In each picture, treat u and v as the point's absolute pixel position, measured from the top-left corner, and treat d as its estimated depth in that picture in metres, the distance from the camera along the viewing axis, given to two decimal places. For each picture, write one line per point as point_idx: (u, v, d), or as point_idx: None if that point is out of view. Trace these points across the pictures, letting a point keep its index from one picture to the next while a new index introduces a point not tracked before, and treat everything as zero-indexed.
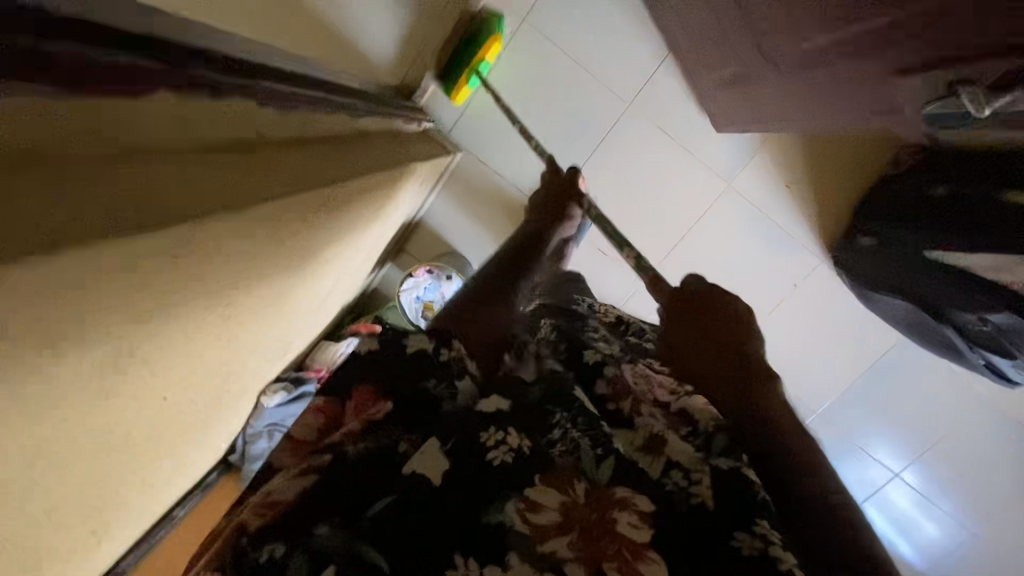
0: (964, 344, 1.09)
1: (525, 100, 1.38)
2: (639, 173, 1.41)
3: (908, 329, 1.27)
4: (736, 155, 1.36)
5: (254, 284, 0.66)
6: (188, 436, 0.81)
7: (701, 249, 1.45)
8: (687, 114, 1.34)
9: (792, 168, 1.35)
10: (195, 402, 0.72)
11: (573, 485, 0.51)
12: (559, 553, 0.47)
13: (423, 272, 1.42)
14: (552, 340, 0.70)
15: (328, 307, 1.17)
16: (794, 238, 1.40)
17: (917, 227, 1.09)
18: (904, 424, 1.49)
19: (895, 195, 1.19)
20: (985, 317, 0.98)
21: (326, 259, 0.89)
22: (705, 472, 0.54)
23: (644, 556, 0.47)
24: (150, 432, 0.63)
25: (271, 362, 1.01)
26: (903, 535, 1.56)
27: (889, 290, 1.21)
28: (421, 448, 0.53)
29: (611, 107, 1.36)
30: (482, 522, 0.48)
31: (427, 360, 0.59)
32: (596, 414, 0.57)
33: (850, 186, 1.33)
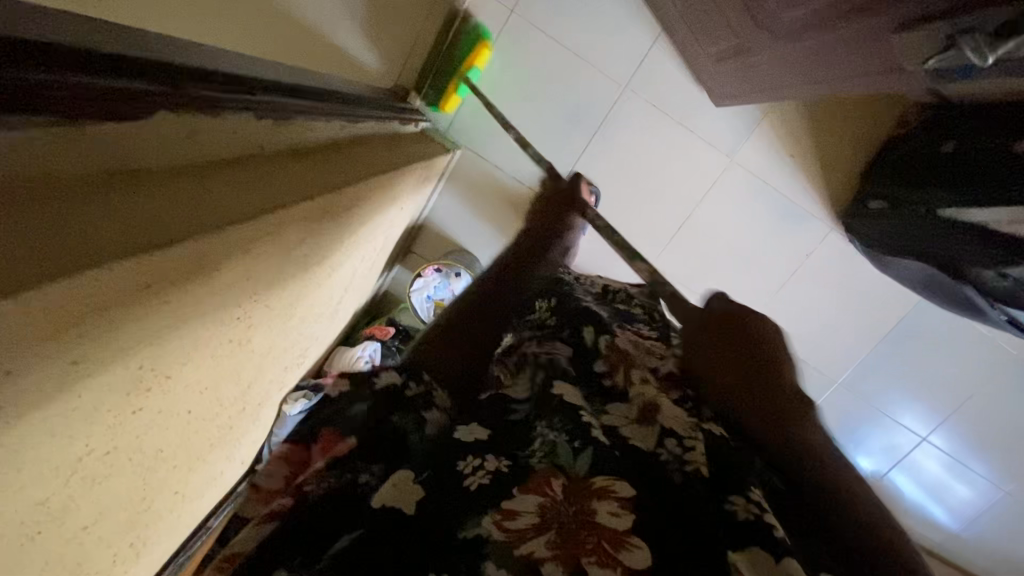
0: (984, 302, 1.05)
1: (520, 93, 1.38)
2: (639, 153, 1.40)
3: (928, 290, 1.24)
4: (739, 128, 1.35)
5: (267, 294, 0.67)
6: (212, 459, 0.81)
7: (709, 228, 1.43)
8: (686, 91, 1.33)
9: (797, 135, 1.33)
10: (220, 414, 0.73)
11: (550, 485, 0.50)
12: (536, 555, 0.45)
13: (432, 271, 1.40)
14: (553, 328, 0.76)
15: (342, 311, 1.18)
16: (805, 207, 1.38)
17: (933, 186, 1.06)
18: (930, 386, 1.47)
19: (909, 154, 1.17)
20: (1003, 272, 0.92)
21: (335, 264, 0.89)
22: (699, 439, 0.53)
23: (624, 543, 0.45)
24: (178, 446, 0.64)
25: (289, 373, 1.02)
26: (937, 501, 1.54)
27: (904, 254, 1.17)
28: (393, 480, 0.53)
29: (608, 91, 1.35)
30: (456, 540, 0.48)
31: (394, 396, 0.62)
32: (575, 404, 0.57)
33: (854, 150, 1.32)
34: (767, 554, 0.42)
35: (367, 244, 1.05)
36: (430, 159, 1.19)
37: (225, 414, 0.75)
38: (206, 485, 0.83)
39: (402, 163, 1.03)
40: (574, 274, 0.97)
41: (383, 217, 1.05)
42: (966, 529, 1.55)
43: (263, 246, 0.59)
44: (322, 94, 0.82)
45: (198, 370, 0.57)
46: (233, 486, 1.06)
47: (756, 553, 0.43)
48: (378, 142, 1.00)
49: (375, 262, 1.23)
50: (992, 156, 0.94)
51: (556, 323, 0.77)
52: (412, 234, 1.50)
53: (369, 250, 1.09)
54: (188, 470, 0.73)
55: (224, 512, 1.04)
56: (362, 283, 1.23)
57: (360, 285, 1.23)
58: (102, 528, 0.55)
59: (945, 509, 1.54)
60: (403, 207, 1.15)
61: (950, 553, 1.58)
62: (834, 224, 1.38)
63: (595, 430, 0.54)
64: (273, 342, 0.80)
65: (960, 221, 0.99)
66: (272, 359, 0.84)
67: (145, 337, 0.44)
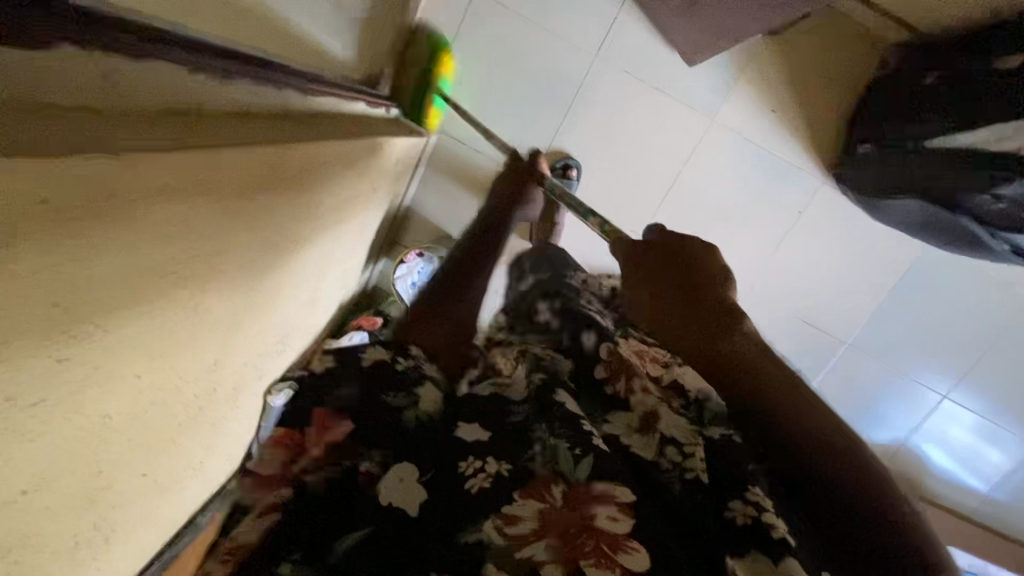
0: (985, 232, 0.98)
1: (489, 69, 1.36)
2: (618, 124, 1.36)
3: (928, 232, 1.18)
4: (716, 88, 1.32)
5: (213, 251, 0.65)
6: (181, 442, 0.78)
7: (691, 191, 1.39)
8: (658, 54, 1.31)
9: (775, 88, 1.30)
10: (182, 389, 0.70)
11: (550, 492, 0.48)
12: (536, 559, 0.43)
13: (414, 256, 1.40)
14: (558, 334, 0.69)
15: (322, 297, 1.16)
16: (791, 163, 1.34)
17: (915, 120, 1.03)
18: (946, 343, 1.40)
19: (890, 93, 1.13)
20: (997, 193, 0.87)
21: (298, 237, 0.87)
22: (699, 444, 0.52)
23: (623, 546, 0.43)
24: (130, 417, 0.61)
25: (269, 360, 1.00)
26: (962, 466, 1.48)
27: (896, 194, 1.10)
28: (399, 475, 0.52)
29: (579, 63, 1.33)
30: (458, 546, 0.45)
31: (382, 371, 0.64)
32: (578, 413, 0.55)
33: (834, 96, 1.28)
34: (767, 558, 0.43)
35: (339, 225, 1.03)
36: (400, 141, 1.17)
37: (191, 389, 0.73)
38: (178, 471, 0.80)
39: (366, 138, 1.01)
40: (577, 273, 0.88)
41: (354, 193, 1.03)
42: (996, 488, 1.48)
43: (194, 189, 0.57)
44: (270, 61, 0.80)
45: (138, 325, 0.55)
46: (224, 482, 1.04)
47: (758, 560, 0.43)
48: (339, 119, 0.99)
49: (355, 249, 1.21)
50: (981, 79, 0.92)
51: (560, 327, 0.69)
52: (394, 226, 1.48)
53: (346, 230, 1.07)
54: (156, 447, 0.70)
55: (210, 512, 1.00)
56: (342, 269, 1.21)
57: (340, 272, 1.21)
58: (50, 500, 0.52)
59: (974, 470, 1.47)
60: (376, 188, 1.14)
61: (987, 516, 1.51)
62: (825, 177, 1.34)
63: (595, 438, 0.52)
64: (241, 313, 0.78)
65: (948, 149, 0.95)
66: (242, 335, 0.82)
67: (44, 268, 0.41)
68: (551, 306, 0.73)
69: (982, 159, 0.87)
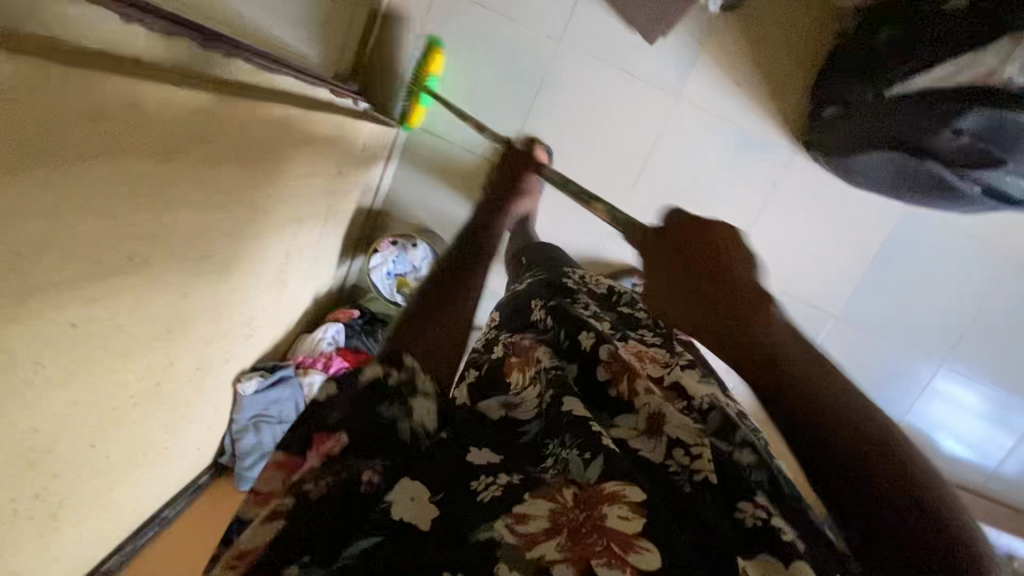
0: (954, 175, 0.96)
1: (452, 64, 1.34)
2: (586, 107, 1.34)
3: (897, 191, 1.16)
4: (681, 64, 1.30)
5: (142, 218, 0.66)
6: (116, 431, 0.78)
7: (664, 167, 1.37)
8: (623, 36, 1.29)
9: (740, 59, 1.29)
10: (124, 350, 0.73)
11: (561, 493, 0.47)
12: (548, 558, 0.43)
13: (388, 245, 1.38)
14: (552, 330, 0.66)
15: (288, 290, 1.16)
16: (762, 135, 1.33)
17: (872, 75, 1.03)
18: (939, 321, 1.39)
19: (849, 54, 1.14)
20: (958, 128, 0.86)
21: (250, 212, 0.89)
22: (707, 444, 0.50)
23: (634, 546, 0.43)
24: (57, 370, 0.63)
25: (222, 348, 1.00)
26: (959, 443, 1.47)
27: (862, 151, 1.09)
28: (409, 491, 0.47)
29: (543, 50, 1.32)
30: (472, 543, 0.44)
31: (373, 393, 0.51)
32: (588, 415, 0.52)
33: (800, 65, 1.28)
34: (776, 558, 0.43)
35: (289, 218, 1.02)
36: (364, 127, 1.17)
37: (114, 375, 0.73)
38: (115, 458, 0.80)
39: (321, 135, 1.00)
40: (576, 270, 0.89)
41: (302, 186, 1.01)
42: (1004, 461, 1.48)
43: (101, 159, 0.56)
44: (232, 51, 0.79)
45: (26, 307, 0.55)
46: (195, 477, 1.11)
47: (768, 562, 0.43)
48: (318, 119, 0.98)
49: (323, 239, 1.22)
50: (932, 22, 0.92)
51: (554, 324, 0.66)
52: (369, 222, 1.47)
53: (297, 222, 1.06)
54: (80, 433, 0.70)
55: (181, 503, 1.07)
56: (308, 263, 1.20)
57: (306, 265, 1.21)
58: None
59: (973, 441, 1.47)
60: (341, 172, 1.15)
61: (999, 491, 1.50)
62: (797, 148, 1.33)
63: (605, 437, 0.50)
64: (172, 300, 0.78)
65: (908, 93, 0.95)
66: (178, 325, 0.82)
67: None
68: (543, 306, 0.71)
69: (937, 96, 0.88)
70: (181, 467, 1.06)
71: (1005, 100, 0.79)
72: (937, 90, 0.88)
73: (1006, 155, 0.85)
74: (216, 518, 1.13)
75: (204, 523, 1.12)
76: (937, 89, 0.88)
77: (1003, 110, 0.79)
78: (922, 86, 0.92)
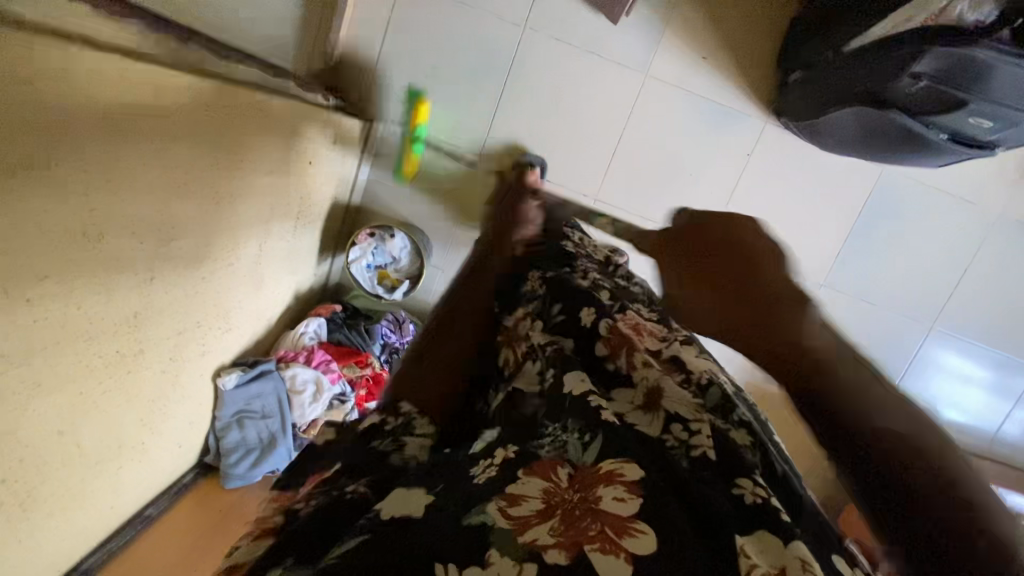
0: (921, 128, 0.98)
1: (416, 56, 1.32)
2: (556, 90, 1.34)
3: (866, 149, 1.18)
4: (646, 41, 1.31)
5: (104, 202, 0.64)
6: (83, 430, 0.75)
7: (639, 146, 1.37)
8: (586, 17, 1.29)
9: (704, 30, 1.30)
10: (96, 338, 0.71)
11: (555, 472, 0.41)
12: (540, 542, 0.35)
13: (365, 237, 1.35)
14: (546, 301, 0.64)
15: (264, 287, 1.14)
16: (732, 108, 1.33)
17: (833, 31, 1.05)
18: (922, 283, 1.41)
19: (807, 17, 1.16)
20: (915, 73, 0.88)
21: (219, 201, 0.87)
22: (705, 422, 0.46)
23: (628, 529, 0.35)
24: (26, 354, 0.61)
25: (197, 346, 0.97)
26: (954, 406, 1.47)
27: (824, 111, 1.10)
28: (407, 493, 0.40)
29: (508, 37, 1.31)
30: (458, 526, 0.36)
31: (372, 431, 0.50)
32: (585, 392, 0.48)
33: (765, 36, 1.29)
34: (776, 536, 0.36)
35: (259, 210, 1.00)
36: (334, 118, 1.16)
37: (77, 367, 0.70)
38: (82, 458, 0.77)
39: (284, 123, 0.98)
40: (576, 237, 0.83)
41: (269, 175, 0.99)
42: (1005, 424, 1.47)
43: (49, 139, 0.55)
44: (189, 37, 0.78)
45: None
46: (178, 474, 1.09)
47: (767, 538, 0.36)
48: (280, 109, 0.96)
49: (298, 234, 1.20)
50: None
51: (548, 295, 0.65)
52: (347, 219, 1.45)
53: (268, 215, 1.04)
54: (44, 429, 0.67)
55: (163, 503, 1.05)
56: (284, 259, 1.18)
57: (283, 261, 1.19)
58: None
59: (969, 404, 1.47)
60: (312, 164, 1.13)
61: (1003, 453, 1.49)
62: (767, 117, 1.34)
63: (606, 413, 0.46)
64: (136, 290, 0.75)
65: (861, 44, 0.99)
66: (146, 316, 0.80)
67: None
68: (539, 278, 0.69)
69: (893, 42, 0.89)
70: (162, 473, 1.03)
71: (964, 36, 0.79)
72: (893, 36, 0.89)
73: (964, 94, 0.86)
74: (206, 516, 1.12)
75: (193, 521, 1.10)
76: (894, 34, 0.90)
77: (968, 47, 0.79)
78: (876, 36, 0.95)
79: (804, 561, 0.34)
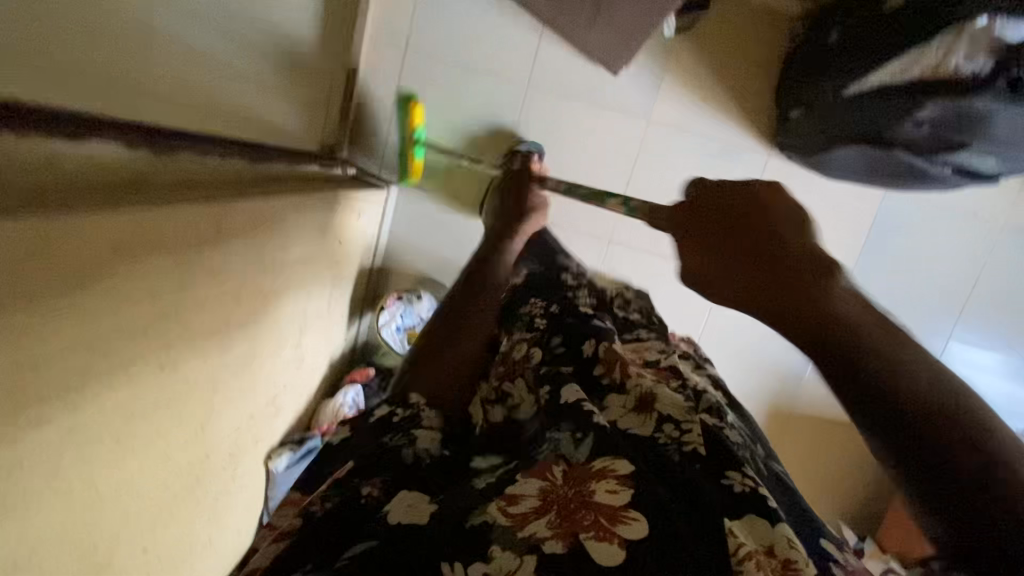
0: (924, 161, 1.02)
1: (427, 117, 1.39)
2: (560, 137, 1.39)
3: (876, 180, 1.18)
4: (645, 90, 1.37)
5: (167, 308, 0.68)
6: (157, 532, 0.77)
7: (650, 181, 1.41)
8: (587, 72, 1.36)
9: (701, 75, 1.35)
10: (166, 442, 0.74)
11: (550, 470, 0.43)
12: (539, 535, 0.37)
13: (394, 301, 1.41)
14: (546, 334, 0.63)
15: (302, 361, 1.17)
16: (736, 144, 1.38)
17: (828, 72, 1.07)
18: (952, 279, 1.39)
19: (803, 59, 1.20)
20: (917, 119, 0.91)
21: (264, 285, 0.92)
22: (696, 422, 0.49)
23: (621, 516, 0.38)
24: (106, 478, 0.63)
25: (249, 433, 1.00)
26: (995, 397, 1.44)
27: (834, 145, 1.12)
28: (400, 499, 0.41)
29: (514, 95, 1.38)
30: (464, 527, 0.38)
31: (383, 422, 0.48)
32: (577, 400, 0.49)
33: (759, 75, 1.34)
34: (765, 519, 0.39)
35: (296, 284, 1.05)
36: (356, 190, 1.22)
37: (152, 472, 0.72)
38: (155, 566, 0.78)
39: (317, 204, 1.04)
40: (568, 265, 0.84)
41: (303, 253, 1.04)
42: None
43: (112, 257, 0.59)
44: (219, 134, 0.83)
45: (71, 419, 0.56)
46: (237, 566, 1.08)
47: (757, 520, 0.39)
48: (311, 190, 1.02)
49: (330, 300, 1.24)
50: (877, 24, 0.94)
51: (547, 329, 0.64)
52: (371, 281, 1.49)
53: (304, 289, 1.08)
54: (124, 543, 0.69)
55: None
56: (317, 329, 1.22)
57: (316, 332, 1.22)
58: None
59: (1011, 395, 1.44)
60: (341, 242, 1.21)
61: None
62: (770, 150, 1.37)
63: (597, 417, 0.47)
64: (196, 390, 0.78)
65: (864, 88, 0.98)
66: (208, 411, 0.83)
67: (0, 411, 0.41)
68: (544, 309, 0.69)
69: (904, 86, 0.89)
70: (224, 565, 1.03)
71: (961, 90, 0.82)
72: (899, 82, 0.89)
73: (967, 139, 0.90)
74: None
75: None
76: (897, 82, 0.90)
77: (962, 98, 0.82)
78: (875, 82, 0.95)
79: (790, 539, 0.38)
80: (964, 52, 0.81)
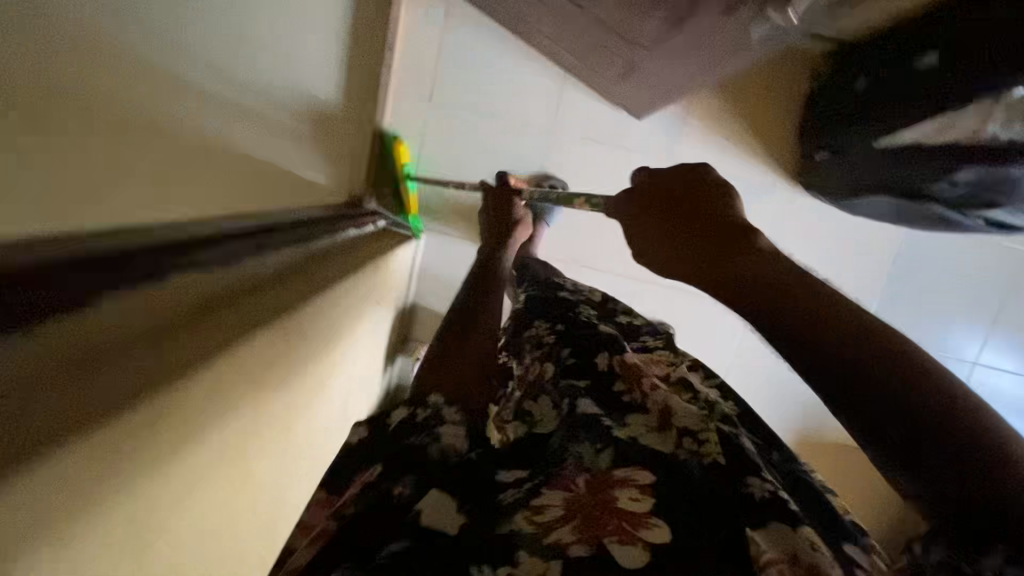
0: (955, 214, 1.07)
1: (455, 155, 1.41)
2: (586, 176, 1.44)
3: (900, 221, 1.23)
4: (667, 131, 1.41)
5: None
6: None
7: None
8: (609, 115, 1.41)
9: (721, 120, 1.39)
10: None
11: (574, 481, 0.44)
12: (563, 540, 0.39)
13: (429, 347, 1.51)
14: (555, 348, 0.65)
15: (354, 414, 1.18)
16: (761, 183, 1.40)
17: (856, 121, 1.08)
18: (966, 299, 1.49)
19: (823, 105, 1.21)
20: (955, 180, 0.95)
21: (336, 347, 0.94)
22: (713, 431, 0.47)
23: (645, 522, 0.39)
24: None
25: None
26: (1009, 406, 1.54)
27: (865, 193, 1.16)
28: (425, 497, 0.42)
29: (539, 136, 1.41)
30: (494, 533, 0.40)
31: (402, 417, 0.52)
32: (597, 414, 0.51)
33: (777, 118, 1.38)
34: (784, 523, 0.39)
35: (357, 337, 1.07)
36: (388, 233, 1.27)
37: None
38: None
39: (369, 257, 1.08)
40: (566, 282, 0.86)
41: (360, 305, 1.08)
42: None
43: None
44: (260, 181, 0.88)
45: None
46: None
47: (779, 527, 0.39)
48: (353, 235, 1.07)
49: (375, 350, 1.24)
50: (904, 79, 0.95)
51: (556, 343, 0.65)
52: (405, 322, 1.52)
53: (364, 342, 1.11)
54: None
55: None
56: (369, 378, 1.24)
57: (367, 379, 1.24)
58: None
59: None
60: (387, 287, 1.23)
61: None
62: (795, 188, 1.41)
63: (615, 430, 0.49)
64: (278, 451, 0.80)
65: (897, 144, 1.01)
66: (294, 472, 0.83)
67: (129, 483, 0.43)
68: (549, 327, 0.70)
69: (937, 152, 0.93)
70: None
71: (1004, 152, 0.83)
72: (932, 146, 0.93)
73: (1003, 197, 0.94)
74: None
75: None
76: (930, 144, 0.93)
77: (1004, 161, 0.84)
78: (911, 141, 0.98)
79: (813, 542, 0.37)
80: (999, 122, 0.81)
